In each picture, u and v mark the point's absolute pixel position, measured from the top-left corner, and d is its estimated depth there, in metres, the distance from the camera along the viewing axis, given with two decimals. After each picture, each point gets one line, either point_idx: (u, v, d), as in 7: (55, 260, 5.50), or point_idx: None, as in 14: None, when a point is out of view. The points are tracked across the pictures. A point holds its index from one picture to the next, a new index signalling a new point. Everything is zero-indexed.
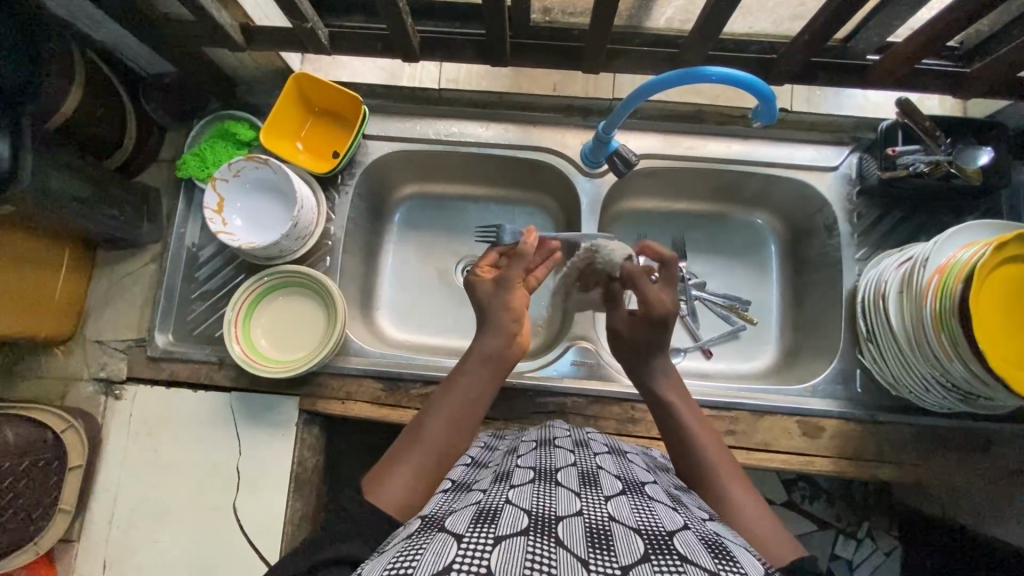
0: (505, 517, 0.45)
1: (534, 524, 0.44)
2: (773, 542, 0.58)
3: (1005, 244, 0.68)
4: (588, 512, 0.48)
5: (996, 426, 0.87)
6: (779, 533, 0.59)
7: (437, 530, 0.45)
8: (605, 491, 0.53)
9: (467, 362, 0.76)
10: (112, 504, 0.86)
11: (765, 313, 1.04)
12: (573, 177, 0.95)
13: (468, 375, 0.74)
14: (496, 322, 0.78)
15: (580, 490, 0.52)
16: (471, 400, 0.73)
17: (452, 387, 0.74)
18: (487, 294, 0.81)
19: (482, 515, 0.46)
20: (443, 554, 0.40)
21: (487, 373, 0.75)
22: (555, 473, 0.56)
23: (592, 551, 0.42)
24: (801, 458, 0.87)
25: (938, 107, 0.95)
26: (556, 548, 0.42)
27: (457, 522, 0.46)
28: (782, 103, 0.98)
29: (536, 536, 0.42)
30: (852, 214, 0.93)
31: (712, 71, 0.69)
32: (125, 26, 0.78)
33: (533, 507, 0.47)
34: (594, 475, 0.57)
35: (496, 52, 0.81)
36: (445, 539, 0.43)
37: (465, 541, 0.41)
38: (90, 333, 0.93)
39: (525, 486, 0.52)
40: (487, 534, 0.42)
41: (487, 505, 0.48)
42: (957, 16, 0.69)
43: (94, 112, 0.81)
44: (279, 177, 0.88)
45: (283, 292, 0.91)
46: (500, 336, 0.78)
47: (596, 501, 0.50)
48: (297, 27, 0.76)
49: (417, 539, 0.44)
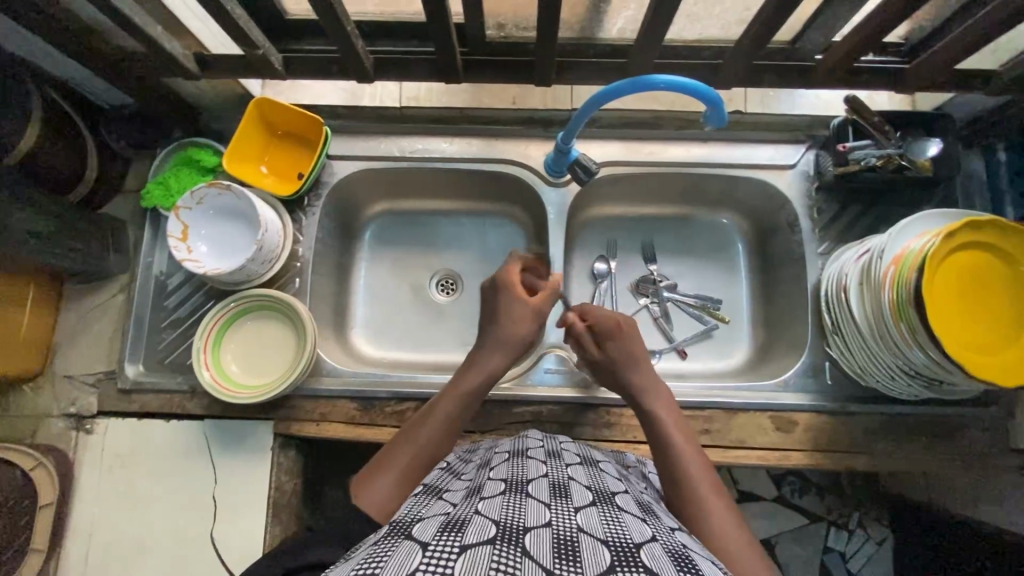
0: (472, 527, 0.45)
1: (501, 534, 0.44)
2: (750, 572, 0.56)
3: (957, 231, 0.71)
4: (556, 522, 0.48)
5: (966, 410, 0.89)
6: (759, 565, 0.57)
7: (404, 538, 0.45)
8: (576, 502, 0.54)
9: (468, 375, 0.78)
10: (87, 541, 0.85)
11: (737, 311, 1.05)
12: (537, 187, 0.97)
13: (464, 388, 0.76)
14: (507, 344, 0.80)
15: (551, 502, 0.53)
16: (464, 411, 0.75)
17: (449, 393, 0.76)
18: (520, 316, 0.82)
19: (449, 524, 0.46)
20: (408, 561, 0.40)
21: (484, 383, 0.78)
22: (525, 484, 0.56)
23: (558, 562, 0.42)
24: (778, 454, 0.88)
25: (886, 102, 0.98)
26: (522, 557, 0.42)
27: (424, 530, 0.46)
28: (737, 106, 1.01)
29: (502, 545, 0.43)
30: (812, 209, 0.95)
31: (660, 78, 0.71)
32: (79, 60, 0.78)
33: (501, 518, 0.47)
34: (565, 487, 0.57)
35: (450, 69, 0.83)
36: (411, 546, 0.43)
37: (430, 550, 0.42)
38: (59, 368, 0.92)
39: (494, 498, 0.53)
40: (453, 543, 0.43)
41: (456, 516, 0.49)
42: (890, 13, 0.72)
43: (54, 146, 0.81)
44: (242, 202, 0.88)
45: (252, 316, 0.91)
46: (506, 354, 0.80)
47: (566, 513, 0.51)
48: (249, 54, 0.77)
49: (383, 546, 0.44)
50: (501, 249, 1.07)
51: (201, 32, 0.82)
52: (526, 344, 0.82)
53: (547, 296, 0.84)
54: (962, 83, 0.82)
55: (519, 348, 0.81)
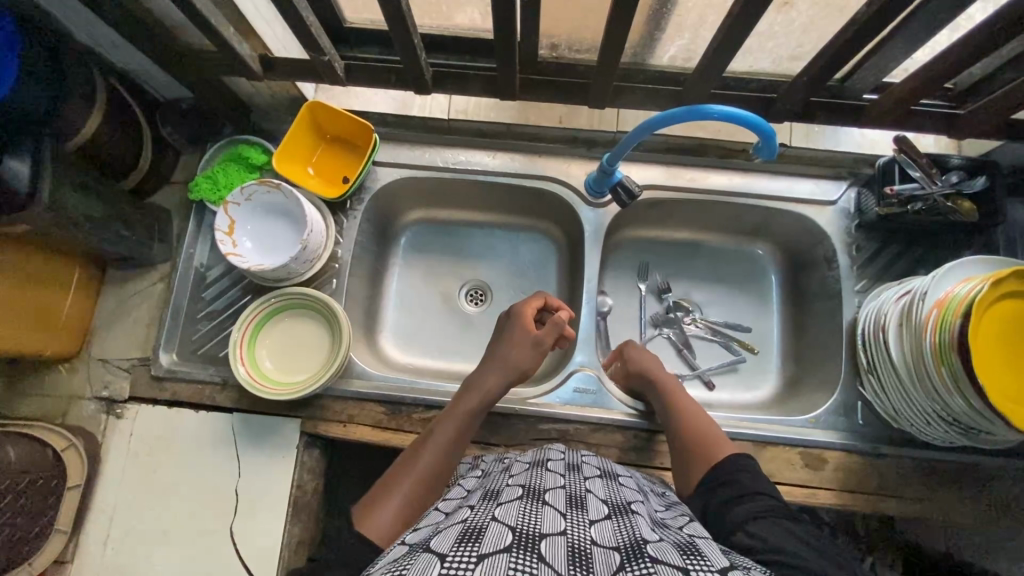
0: (489, 535, 0.45)
1: (518, 541, 0.44)
2: (713, 441, 0.76)
3: (1000, 278, 0.70)
4: (571, 531, 0.48)
5: (998, 461, 0.87)
6: (718, 437, 0.77)
7: (422, 551, 0.45)
8: (591, 513, 0.53)
9: (464, 400, 0.79)
10: (109, 525, 0.85)
11: (766, 343, 1.04)
12: (577, 205, 0.98)
13: (462, 411, 0.77)
14: (503, 369, 0.82)
15: (566, 511, 0.52)
16: (462, 431, 0.76)
17: (447, 416, 0.77)
18: (521, 345, 0.84)
19: (466, 534, 0.46)
20: (427, 572, 0.40)
21: (481, 407, 0.79)
22: (543, 492, 0.56)
23: (573, 566, 0.43)
24: (804, 490, 0.87)
25: (932, 145, 0.99)
26: (539, 563, 0.42)
27: (442, 542, 0.45)
28: (781, 139, 1.02)
29: (519, 552, 0.43)
30: (850, 246, 0.95)
31: (715, 109, 0.71)
32: (148, 54, 0.81)
33: (517, 524, 0.47)
34: (581, 498, 0.57)
35: (505, 85, 0.85)
36: (429, 558, 0.42)
37: (448, 560, 0.41)
38: (95, 351, 0.93)
39: (511, 503, 0.52)
40: (471, 552, 0.42)
41: (473, 524, 0.48)
42: (949, 59, 0.72)
43: (114, 135, 0.84)
44: (290, 200, 0.89)
45: (288, 314, 0.92)
46: (504, 380, 0.82)
47: (581, 523, 0.50)
48: (315, 59, 0.80)
49: (401, 561, 0.44)
50: (534, 263, 1.07)
51: (266, 34, 0.84)
52: (525, 370, 0.84)
53: (548, 328, 0.85)
54: (1010, 132, 0.83)
55: (518, 375, 0.83)
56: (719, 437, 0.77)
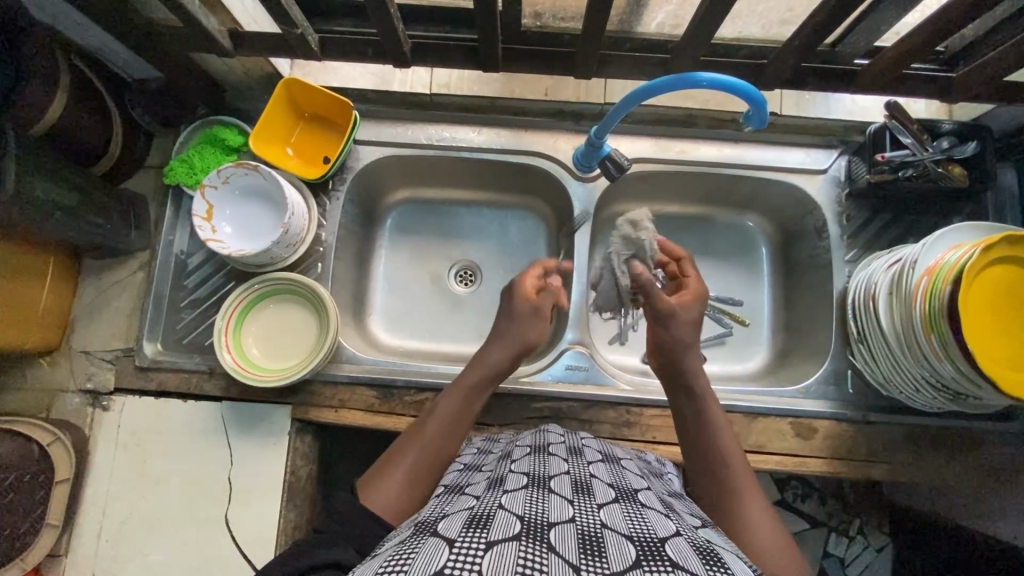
0: (497, 523, 0.44)
1: (526, 530, 0.44)
2: (778, 553, 0.57)
3: (993, 245, 0.69)
4: (580, 519, 0.48)
5: (985, 426, 0.89)
6: (787, 551, 0.57)
7: (429, 535, 0.44)
8: (598, 498, 0.53)
9: (467, 375, 0.77)
10: (100, 518, 0.85)
11: (757, 316, 1.04)
12: (565, 180, 0.96)
13: (465, 386, 0.75)
14: (505, 337, 0.80)
15: (573, 498, 0.52)
16: (466, 408, 0.74)
17: (453, 390, 0.75)
18: (522, 311, 0.81)
19: (474, 520, 0.45)
20: (435, 558, 0.39)
21: (486, 380, 0.77)
22: (549, 480, 0.56)
23: (584, 557, 0.42)
24: (796, 459, 0.88)
25: (923, 110, 0.98)
26: (549, 553, 0.41)
27: (449, 526, 0.45)
28: (773, 106, 0.99)
29: (528, 541, 0.42)
30: (841, 215, 0.94)
31: (704, 76, 0.69)
32: (110, 30, 0.76)
33: (525, 513, 0.47)
34: (587, 483, 0.56)
35: (487, 57, 0.82)
36: (437, 542, 0.42)
37: (457, 545, 0.41)
38: (76, 344, 0.91)
39: (518, 491, 0.52)
40: (480, 538, 0.42)
41: (480, 510, 0.48)
42: (941, 21, 0.70)
43: (82, 120, 0.81)
44: (268, 183, 0.87)
45: (273, 300, 0.90)
46: (507, 353, 0.79)
47: (589, 509, 0.50)
48: (286, 33, 0.76)
49: (408, 544, 0.43)
50: (523, 242, 1.06)
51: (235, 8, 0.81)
52: (530, 343, 0.81)
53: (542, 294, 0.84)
54: (1002, 96, 0.81)
55: (524, 348, 0.80)
56: (785, 543, 0.58)
